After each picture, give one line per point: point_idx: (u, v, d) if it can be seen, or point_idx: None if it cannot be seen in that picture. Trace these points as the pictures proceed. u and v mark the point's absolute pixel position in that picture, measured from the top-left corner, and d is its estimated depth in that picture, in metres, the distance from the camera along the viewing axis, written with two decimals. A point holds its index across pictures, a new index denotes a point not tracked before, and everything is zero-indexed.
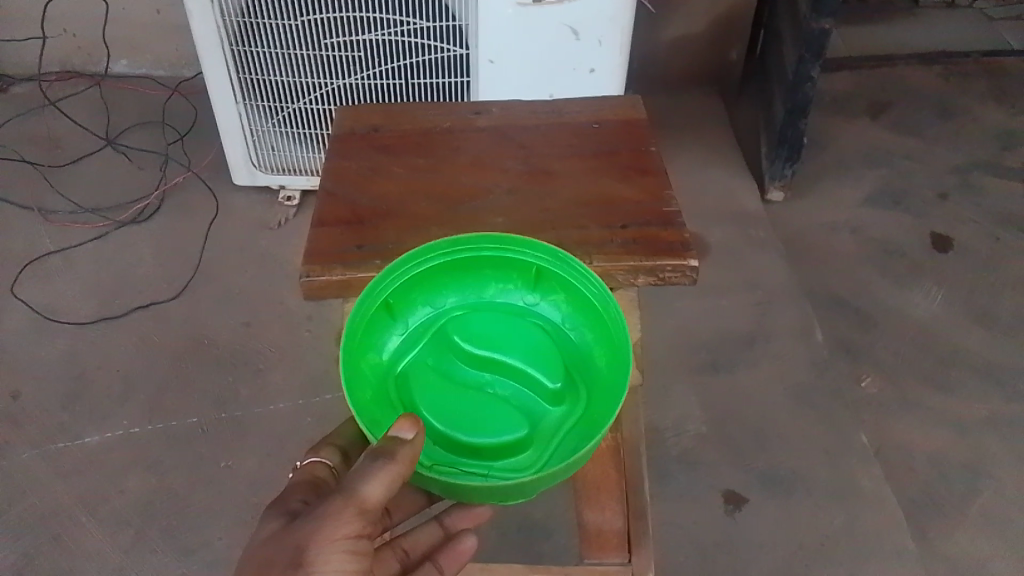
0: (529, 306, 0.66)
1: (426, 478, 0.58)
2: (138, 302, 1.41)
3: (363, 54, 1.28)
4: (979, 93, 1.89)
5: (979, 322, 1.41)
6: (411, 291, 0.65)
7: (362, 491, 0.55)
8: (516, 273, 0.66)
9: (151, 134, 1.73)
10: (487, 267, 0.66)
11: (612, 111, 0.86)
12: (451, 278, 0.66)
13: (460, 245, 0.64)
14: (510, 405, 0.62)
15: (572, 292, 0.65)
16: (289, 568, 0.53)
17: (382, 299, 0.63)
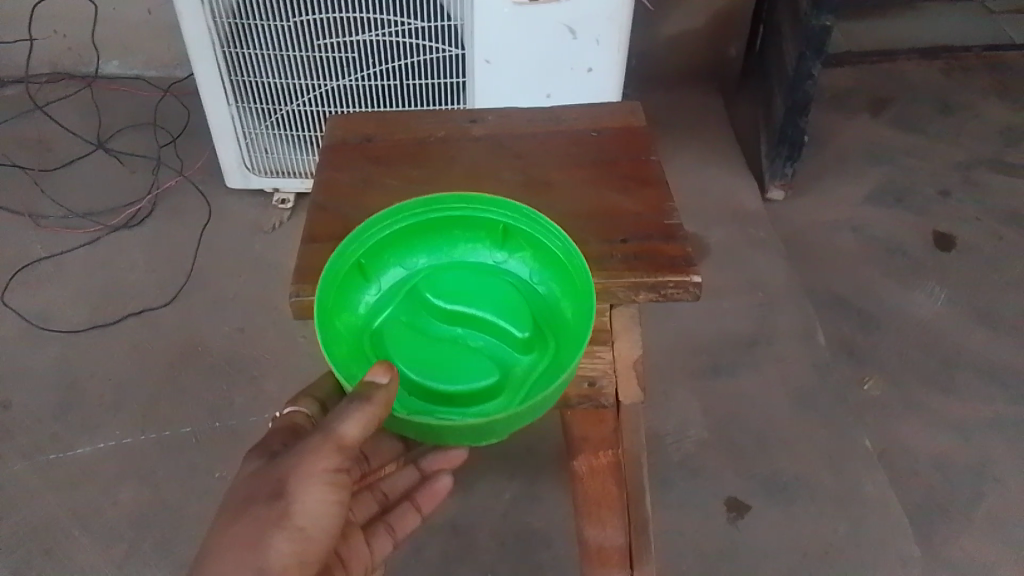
0: (498, 264, 0.70)
1: (404, 420, 0.59)
2: (130, 309, 1.38)
3: (357, 55, 1.26)
4: (980, 88, 1.87)
5: (983, 322, 1.39)
6: (383, 252, 0.68)
7: (339, 432, 0.59)
8: (484, 232, 0.69)
9: (143, 136, 1.71)
10: (456, 228, 0.69)
11: (610, 118, 0.84)
12: (422, 240, 0.69)
13: (429, 208, 0.67)
14: (482, 354, 0.65)
15: (537, 248, 0.68)
16: (270, 501, 0.59)
17: (355, 260, 0.66)
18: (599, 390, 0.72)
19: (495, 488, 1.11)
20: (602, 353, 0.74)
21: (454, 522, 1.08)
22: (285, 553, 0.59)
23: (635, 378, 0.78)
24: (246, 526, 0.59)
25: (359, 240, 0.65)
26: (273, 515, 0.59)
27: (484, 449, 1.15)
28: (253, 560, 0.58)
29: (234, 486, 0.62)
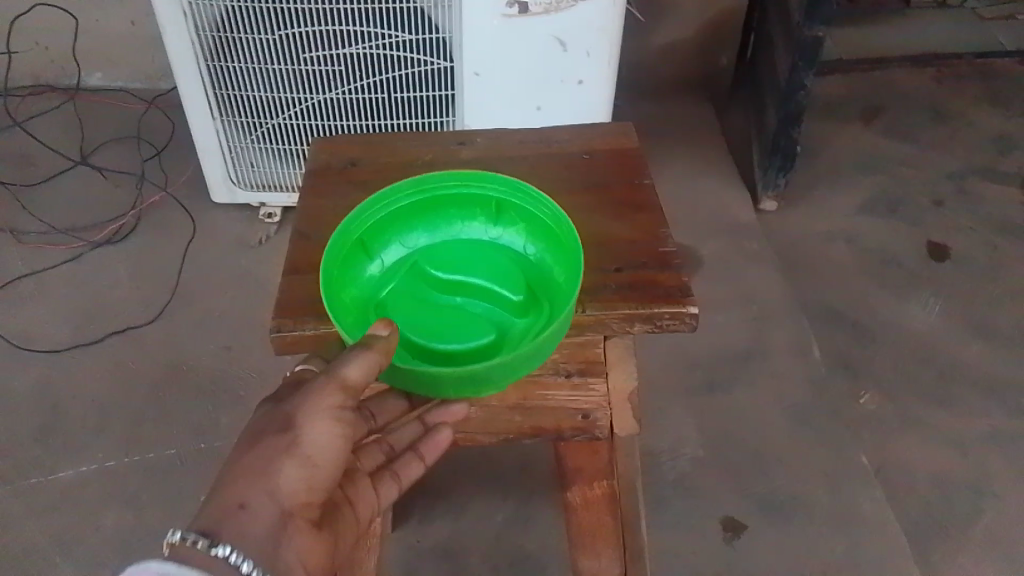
0: (493, 238, 0.72)
1: (401, 371, 0.59)
2: (114, 328, 1.36)
3: (342, 68, 1.23)
4: (972, 96, 1.87)
5: (979, 334, 1.38)
6: (383, 230, 0.70)
7: (342, 373, 0.58)
8: (479, 210, 0.71)
9: (126, 150, 1.68)
10: (450, 206, 0.71)
11: (603, 140, 0.82)
12: (420, 219, 0.71)
13: (425, 186, 0.70)
14: (482, 318, 0.65)
15: (529, 219, 0.70)
16: (278, 433, 0.58)
17: (358, 237, 0.68)
18: (594, 422, 0.73)
19: (487, 510, 1.09)
20: (597, 386, 0.75)
21: (445, 546, 1.06)
22: (294, 484, 0.58)
23: (630, 413, 0.76)
24: (258, 455, 0.57)
25: (361, 216, 0.68)
26: (282, 447, 0.58)
27: (476, 469, 1.13)
28: (264, 489, 0.56)
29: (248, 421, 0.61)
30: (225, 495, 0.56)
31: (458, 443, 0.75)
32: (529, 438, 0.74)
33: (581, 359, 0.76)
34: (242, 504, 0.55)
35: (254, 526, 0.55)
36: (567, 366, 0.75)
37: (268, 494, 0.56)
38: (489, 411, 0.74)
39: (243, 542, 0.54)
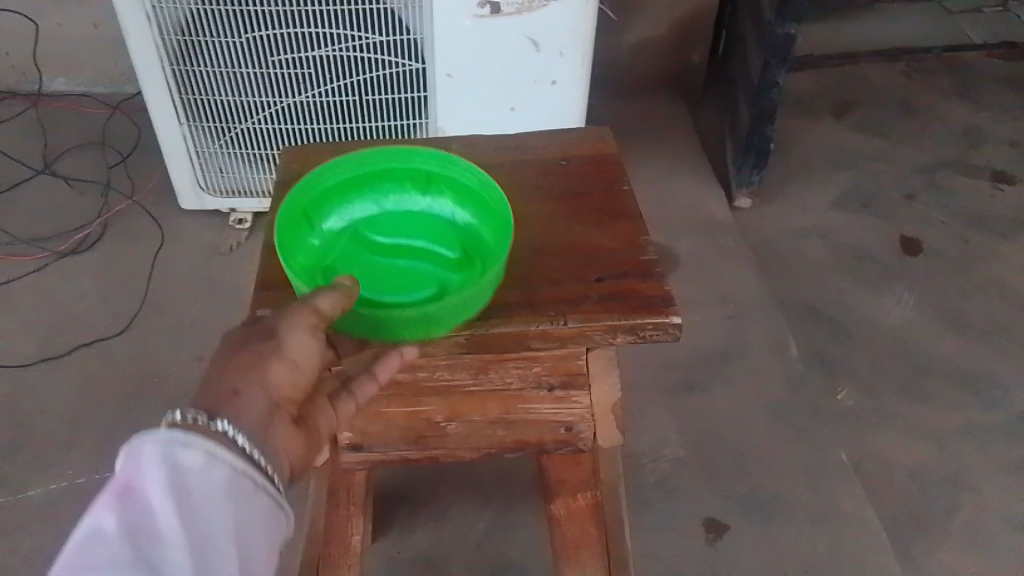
0: (427, 207, 0.74)
1: (361, 321, 0.60)
2: (82, 340, 1.32)
3: (312, 71, 1.21)
4: (942, 89, 1.88)
5: (953, 326, 1.39)
6: (323, 204, 0.72)
7: (315, 301, 0.58)
8: (410, 181, 0.74)
9: (91, 156, 1.65)
10: (385, 180, 0.73)
11: (579, 145, 0.81)
12: (357, 193, 0.73)
13: (360, 162, 0.72)
14: (422, 277, 0.69)
15: (460, 187, 0.73)
16: (261, 340, 0.57)
17: (299, 209, 0.69)
18: (575, 434, 0.77)
19: (468, 516, 1.07)
20: (580, 399, 0.76)
21: (426, 555, 1.04)
22: (279, 385, 0.56)
23: (614, 424, 0.77)
24: (246, 355, 0.56)
25: (302, 191, 0.69)
26: (267, 350, 0.56)
27: (456, 476, 1.12)
28: (256, 380, 0.55)
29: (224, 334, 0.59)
30: (217, 384, 0.54)
31: (438, 456, 0.79)
32: (511, 450, 0.78)
33: (563, 373, 0.74)
34: (236, 391, 0.54)
35: (248, 411, 0.53)
36: (549, 379, 0.75)
37: (261, 386, 0.55)
38: (471, 426, 0.77)
39: (241, 420, 0.52)
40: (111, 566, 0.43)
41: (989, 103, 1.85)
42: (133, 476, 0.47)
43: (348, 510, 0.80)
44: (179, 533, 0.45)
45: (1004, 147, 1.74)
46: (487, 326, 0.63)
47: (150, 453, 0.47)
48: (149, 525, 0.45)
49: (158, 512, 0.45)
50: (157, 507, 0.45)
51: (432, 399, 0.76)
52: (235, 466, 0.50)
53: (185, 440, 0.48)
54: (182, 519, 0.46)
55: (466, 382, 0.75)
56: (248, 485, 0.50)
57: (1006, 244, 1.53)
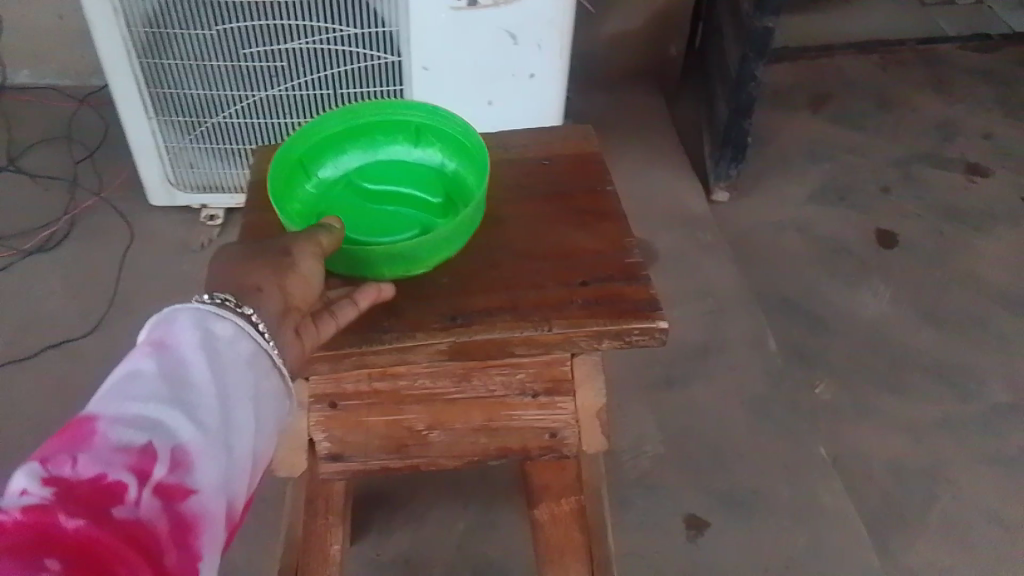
0: (417, 158, 0.76)
1: (349, 258, 0.62)
2: (49, 341, 1.28)
3: (284, 64, 1.19)
4: (916, 81, 1.89)
5: (929, 319, 1.39)
6: (317, 154, 0.73)
7: (318, 231, 0.60)
8: (401, 134, 0.75)
9: (57, 151, 1.61)
10: (376, 132, 0.75)
11: (561, 144, 0.80)
12: (350, 144, 0.75)
13: (353, 116, 0.73)
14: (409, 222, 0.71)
15: (448, 139, 0.75)
16: (272, 254, 0.57)
17: (296, 158, 0.72)
18: (560, 441, 0.76)
19: (448, 517, 1.06)
20: (565, 405, 0.74)
21: (406, 557, 1.02)
22: (294, 291, 0.56)
23: (599, 428, 0.75)
24: (260, 260, 0.56)
25: (296, 141, 0.71)
26: (282, 260, 0.56)
27: (436, 477, 1.10)
28: (274, 280, 0.55)
29: (216, 256, 0.58)
30: (238, 280, 0.54)
31: (419, 465, 0.76)
32: (496, 457, 0.76)
33: (547, 379, 0.73)
34: (259, 287, 0.54)
35: (268, 303, 0.53)
36: (533, 386, 0.73)
37: (279, 287, 0.55)
38: (453, 433, 0.75)
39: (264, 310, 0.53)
40: (148, 401, 0.44)
41: (962, 96, 1.86)
42: (164, 335, 0.47)
43: (327, 519, 0.80)
44: (211, 385, 0.46)
45: (977, 139, 1.75)
46: (469, 335, 0.62)
47: (179, 319, 0.48)
48: (180, 376, 0.46)
49: (191, 364, 0.46)
50: (190, 360, 0.47)
51: (414, 406, 0.74)
52: (257, 344, 0.51)
53: (214, 313, 0.50)
54: (212, 373, 0.47)
55: (448, 390, 0.73)
56: (268, 363, 0.51)
57: (979, 236, 1.54)
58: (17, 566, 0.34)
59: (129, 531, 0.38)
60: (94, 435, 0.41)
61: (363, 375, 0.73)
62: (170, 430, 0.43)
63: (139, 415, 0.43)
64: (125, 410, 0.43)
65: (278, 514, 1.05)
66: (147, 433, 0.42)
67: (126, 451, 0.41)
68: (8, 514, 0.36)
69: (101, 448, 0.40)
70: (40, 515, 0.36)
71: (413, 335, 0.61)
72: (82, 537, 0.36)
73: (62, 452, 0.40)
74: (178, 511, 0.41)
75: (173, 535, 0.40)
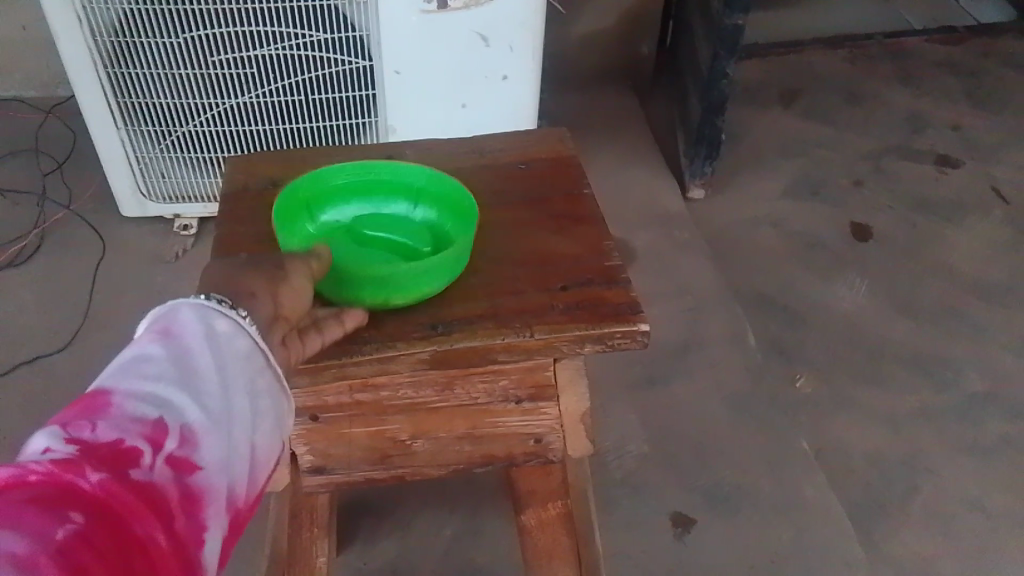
0: (416, 219, 0.70)
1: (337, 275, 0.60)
2: (21, 358, 1.26)
3: (254, 71, 1.17)
4: (885, 74, 1.91)
5: (903, 310, 1.40)
6: (325, 202, 0.70)
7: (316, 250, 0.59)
8: (406, 198, 0.71)
9: (23, 164, 1.58)
10: (384, 191, 0.71)
11: (537, 148, 0.80)
12: (356, 197, 0.70)
13: (366, 171, 0.70)
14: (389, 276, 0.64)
15: (447, 202, 0.70)
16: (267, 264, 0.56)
17: (303, 198, 0.68)
18: (545, 446, 0.76)
19: (433, 525, 1.05)
20: (549, 410, 0.74)
21: (392, 565, 1.01)
22: (287, 302, 0.55)
23: (585, 433, 0.76)
24: (255, 269, 0.55)
25: (307, 183, 0.68)
26: (275, 271, 0.56)
27: (420, 484, 1.10)
28: (267, 288, 0.54)
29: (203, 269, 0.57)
30: (230, 283, 0.53)
31: (405, 475, 0.76)
32: (480, 464, 0.76)
33: (531, 385, 0.72)
34: (253, 292, 0.53)
35: (261, 309, 0.53)
36: (517, 392, 0.73)
37: (272, 296, 0.54)
38: (437, 442, 0.75)
39: (257, 313, 0.52)
40: (158, 380, 0.45)
41: (931, 88, 1.88)
42: (170, 323, 0.48)
43: (313, 532, 0.79)
44: (216, 370, 0.47)
45: (946, 131, 1.77)
46: (450, 344, 0.61)
47: (185, 311, 0.50)
48: (188, 361, 0.47)
49: (197, 350, 0.47)
50: (196, 346, 0.48)
51: (397, 417, 0.73)
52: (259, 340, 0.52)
53: (219, 308, 0.51)
54: (218, 361, 0.48)
55: (431, 399, 0.72)
56: (269, 358, 0.52)
57: (951, 227, 1.55)
58: (43, 514, 0.35)
59: (144, 492, 0.39)
60: (108, 407, 0.42)
61: (344, 388, 0.71)
62: (179, 409, 0.44)
63: (150, 393, 0.44)
64: (137, 387, 0.44)
65: (261, 529, 1.04)
66: (158, 410, 0.43)
67: (139, 423, 0.42)
68: (31, 468, 0.37)
69: (117, 418, 0.41)
70: (64, 469, 0.37)
71: (393, 345, 0.60)
72: (102, 492, 0.37)
73: (78, 420, 0.41)
74: (187, 483, 0.42)
75: (183, 504, 0.41)
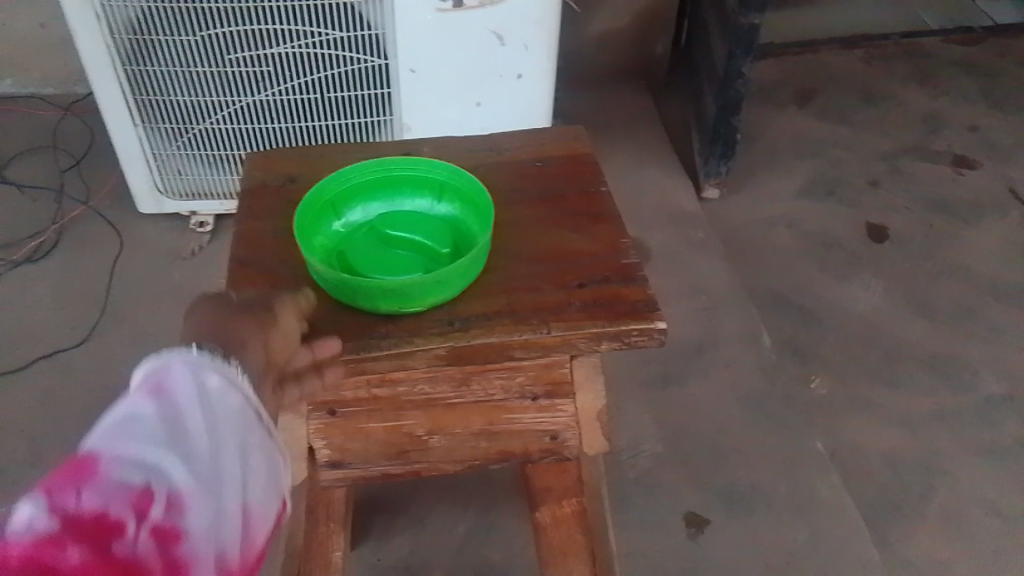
0: (438, 213, 0.70)
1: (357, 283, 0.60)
2: (40, 352, 1.27)
3: (270, 69, 1.18)
4: (902, 74, 1.90)
5: (920, 311, 1.40)
6: (347, 198, 0.69)
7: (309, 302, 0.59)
8: (428, 193, 0.70)
9: (42, 161, 1.60)
10: (405, 185, 0.70)
11: (553, 145, 0.80)
12: (378, 194, 0.70)
13: (388, 167, 0.69)
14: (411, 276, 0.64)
15: (467, 197, 0.69)
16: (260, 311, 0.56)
17: (326, 200, 0.68)
18: (561, 443, 0.76)
19: (447, 522, 1.06)
20: (565, 407, 0.74)
21: (406, 561, 1.02)
22: (274, 349, 0.55)
23: (600, 431, 0.76)
24: (247, 315, 0.55)
25: (329, 182, 0.68)
26: (267, 318, 0.56)
27: (434, 481, 1.10)
28: (258, 334, 0.54)
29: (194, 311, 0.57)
30: (223, 328, 0.53)
31: (421, 471, 0.76)
32: (496, 461, 0.76)
33: (547, 382, 0.73)
34: (243, 338, 0.53)
35: (252, 357, 0.52)
36: (533, 389, 0.73)
37: (262, 344, 0.54)
38: (453, 438, 0.75)
39: (247, 360, 0.52)
40: (147, 442, 0.42)
41: (948, 88, 1.87)
42: (160, 378, 0.46)
43: (328, 527, 0.80)
44: (207, 431, 0.45)
45: (963, 131, 1.76)
46: (467, 340, 0.61)
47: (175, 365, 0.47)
48: (177, 420, 0.44)
49: (188, 410, 0.45)
50: (186, 406, 0.45)
51: (413, 412, 0.74)
52: (247, 395, 0.49)
53: (209, 361, 0.49)
54: (208, 419, 0.46)
55: (447, 394, 0.73)
56: (258, 415, 0.50)
57: (968, 228, 1.54)
58: None
59: (125, 570, 0.37)
60: (94, 473, 0.40)
61: (362, 383, 0.72)
62: (167, 474, 0.42)
63: (138, 457, 0.42)
64: (124, 451, 0.41)
65: None
66: (146, 476, 0.41)
67: (126, 491, 0.40)
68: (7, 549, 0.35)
69: (103, 485, 0.39)
70: (42, 551, 0.35)
71: (411, 341, 0.61)
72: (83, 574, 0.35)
73: (63, 486, 0.38)
74: (175, 556, 0.40)
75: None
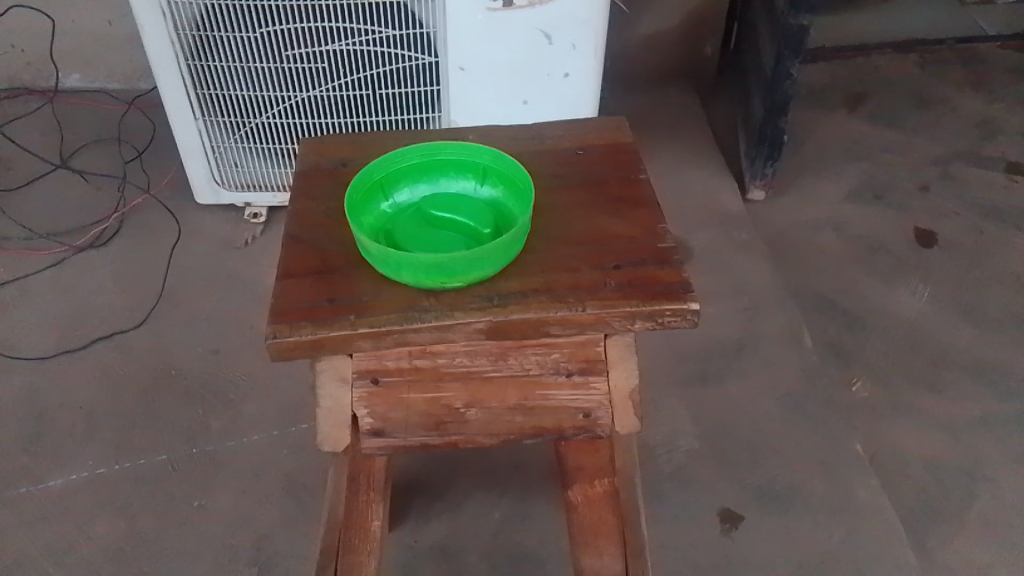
0: (481, 196, 0.72)
1: (402, 261, 0.63)
2: (100, 333, 1.32)
3: (326, 65, 1.22)
4: (956, 80, 1.88)
5: (967, 318, 1.38)
6: (395, 180, 0.72)
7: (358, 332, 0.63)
8: (471, 174, 0.73)
9: (106, 151, 1.67)
10: (448, 168, 0.73)
11: (595, 135, 0.82)
12: (424, 175, 0.73)
13: (434, 151, 0.72)
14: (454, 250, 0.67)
15: (510, 181, 0.71)
16: None
17: (377, 181, 0.71)
18: (595, 421, 0.76)
19: (483, 508, 1.08)
20: (599, 385, 0.76)
21: (443, 545, 1.04)
22: None
23: (632, 410, 0.77)
24: None
25: (380, 164, 0.71)
26: None
27: (473, 468, 1.12)
28: None
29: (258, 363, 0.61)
30: None
31: (457, 443, 0.77)
32: (531, 436, 0.77)
33: (581, 359, 0.75)
34: None
35: None
36: (568, 365, 0.76)
37: None
38: (490, 412, 0.76)
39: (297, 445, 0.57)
40: None
41: (1003, 94, 1.84)
42: None
43: (369, 496, 0.84)
44: None
45: (1018, 138, 1.73)
46: (505, 314, 0.63)
47: None
48: None
49: None
50: None
51: (453, 384, 0.76)
52: None
53: None
54: None
55: (485, 368, 0.76)
56: None
57: (1020, 235, 1.52)
58: None
59: None
60: None
61: (404, 353, 0.75)
62: None
63: None
64: None
65: (319, 505, 1.08)
66: None
67: None
68: None
69: None
70: None
71: (452, 314, 0.63)
72: None
73: None
74: None
75: None
